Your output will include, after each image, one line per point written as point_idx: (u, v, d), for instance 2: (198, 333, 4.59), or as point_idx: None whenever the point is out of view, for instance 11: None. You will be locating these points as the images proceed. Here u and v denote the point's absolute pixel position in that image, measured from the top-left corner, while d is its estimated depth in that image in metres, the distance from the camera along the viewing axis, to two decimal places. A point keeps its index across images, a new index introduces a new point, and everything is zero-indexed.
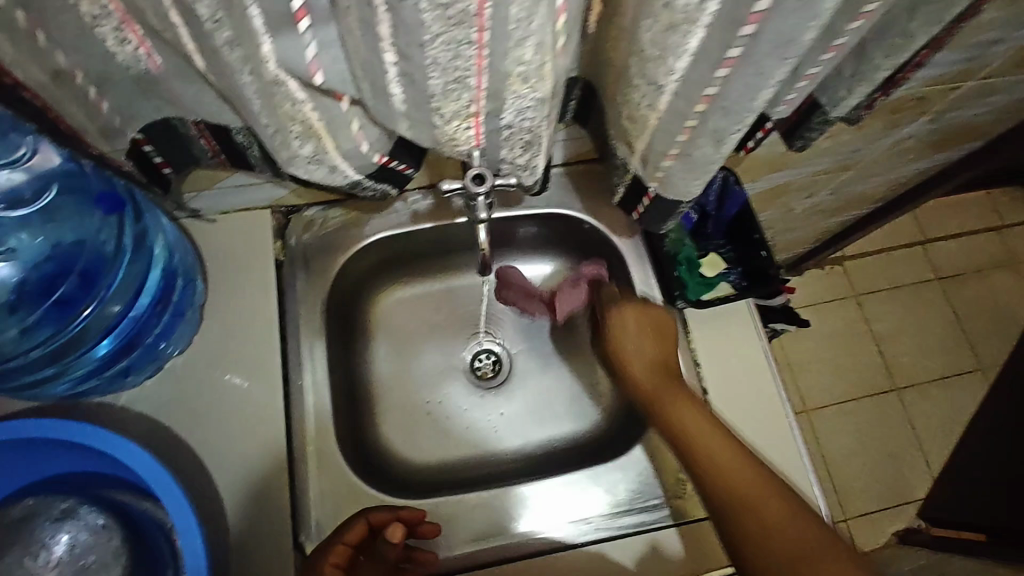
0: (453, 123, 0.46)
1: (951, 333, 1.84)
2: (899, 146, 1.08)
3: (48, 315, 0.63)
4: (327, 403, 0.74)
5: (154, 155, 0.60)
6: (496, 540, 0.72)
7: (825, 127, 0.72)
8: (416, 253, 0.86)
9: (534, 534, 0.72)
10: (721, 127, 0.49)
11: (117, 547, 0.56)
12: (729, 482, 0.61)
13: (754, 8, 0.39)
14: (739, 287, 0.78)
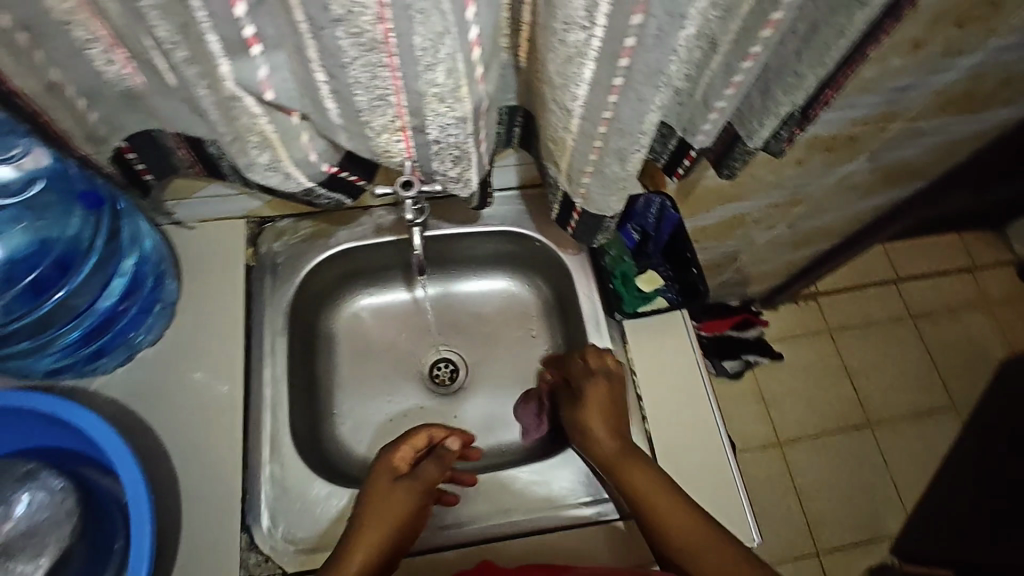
0: (384, 135, 0.53)
1: (924, 370, 1.87)
2: (844, 182, 1.16)
3: (23, 296, 0.69)
4: (284, 395, 0.79)
5: (136, 162, 0.68)
6: (433, 531, 0.75)
7: (749, 158, 0.79)
8: (381, 264, 0.93)
9: (470, 527, 0.76)
10: (623, 147, 0.57)
11: (71, 508, 0.59)
12: (657, 513, 0.68)
13: (625, 44, 0.46)
14: (673, 302, 0.84)
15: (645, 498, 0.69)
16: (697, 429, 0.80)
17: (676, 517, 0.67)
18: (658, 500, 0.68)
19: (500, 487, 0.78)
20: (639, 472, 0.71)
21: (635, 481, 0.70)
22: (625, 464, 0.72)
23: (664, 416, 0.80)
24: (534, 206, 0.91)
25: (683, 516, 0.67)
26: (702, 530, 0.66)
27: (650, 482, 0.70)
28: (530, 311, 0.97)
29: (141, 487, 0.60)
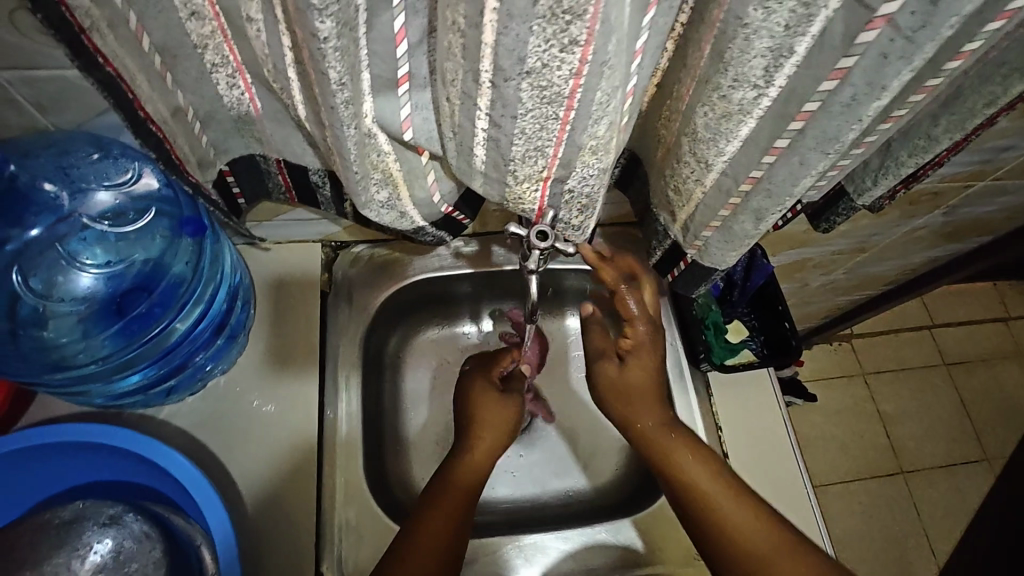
0: (524, 184, 0.50)
1: (958, 420, 1.84)
2: (913, 234, 1.14)
3: (116, 333, 0.65)
4: (357, 433, 0.76)
5: (234, 185, 0.65)
6: None
7: (851, 214, 0.76)
8: (452, 297, 0.89)
9: None
10: (762, 207, 0.54)
11: (160, 558, 0.56)
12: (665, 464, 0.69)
13: (804, 109, 0.44)
14: (760, 355, 0.82)
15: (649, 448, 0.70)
16: (783, 490, 0.77)
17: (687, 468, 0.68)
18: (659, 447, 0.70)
19: (581, 544, 0.75)
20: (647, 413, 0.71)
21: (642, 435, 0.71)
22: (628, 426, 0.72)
23: (749, 476, 0.78)
24: (616, 244, 0.87)
25: (694, 468, 0.68)
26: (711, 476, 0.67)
27: (659, 427, 0.70)
28: None
29: (235, 550, 0.57)
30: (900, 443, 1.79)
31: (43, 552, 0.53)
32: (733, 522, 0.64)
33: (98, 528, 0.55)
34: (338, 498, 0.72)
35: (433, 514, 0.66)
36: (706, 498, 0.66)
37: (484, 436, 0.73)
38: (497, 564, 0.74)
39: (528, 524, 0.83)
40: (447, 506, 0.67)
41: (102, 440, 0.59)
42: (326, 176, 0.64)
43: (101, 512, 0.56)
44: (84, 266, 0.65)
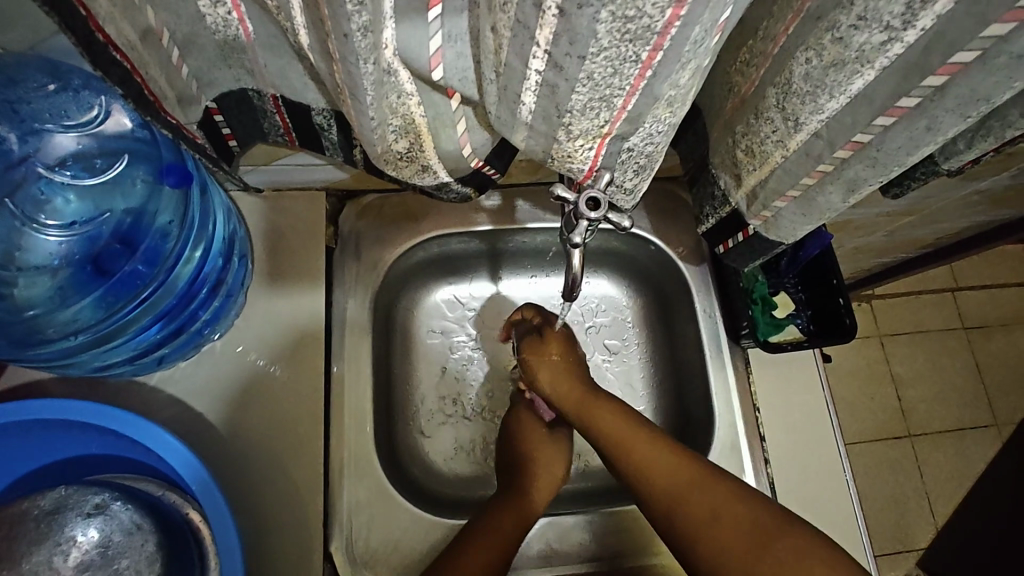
0: (577, 141, 0.41)
1: (971, 385, 1.80)
2: (969, 197, 1.04)
3: (100, 297, 0.58)
4: (367, 404, 0.70)
5: (223, 126, 0.55)
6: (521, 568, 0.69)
7: (930, 179, 0.67)
8: (467, 253, 0.81)
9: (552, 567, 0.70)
10: (861, 177, 0.45)
11: (155, 551, 0.49)
12: (682, 503, 0.60)
13: (952, 59, 0.34)
14: (806, 332, 0.75)
15: (659, 487, 0.62)
16: (821, 476, 0.72)
17: (696, 501, 0.59)
18: (687, 485, 0.61)
19: (594, 529, 0.71)
20: (642, 443, 0.65)
21: (649, 475, 0.63)
22: (632, 454, 0.64)
23: (785, 460, 0.73)
24: (651, 203, 0.79)
25: (693, 481, 0.61)
26: (765, 527, 0.56)
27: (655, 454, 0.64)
28: (627, 318, 0.86)
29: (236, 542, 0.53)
30: (910, 407, 1.76)
31: (22, 549, 0.45)
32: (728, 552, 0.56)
33: (81, 519, 0.47)
34: (346, 473, 0.67)
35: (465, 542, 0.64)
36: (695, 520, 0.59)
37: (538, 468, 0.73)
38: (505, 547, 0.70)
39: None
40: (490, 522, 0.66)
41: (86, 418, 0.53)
42: (332, 118, 0.54)
43: (85, 501, 0.48)
44: (45, 227, 0.58)
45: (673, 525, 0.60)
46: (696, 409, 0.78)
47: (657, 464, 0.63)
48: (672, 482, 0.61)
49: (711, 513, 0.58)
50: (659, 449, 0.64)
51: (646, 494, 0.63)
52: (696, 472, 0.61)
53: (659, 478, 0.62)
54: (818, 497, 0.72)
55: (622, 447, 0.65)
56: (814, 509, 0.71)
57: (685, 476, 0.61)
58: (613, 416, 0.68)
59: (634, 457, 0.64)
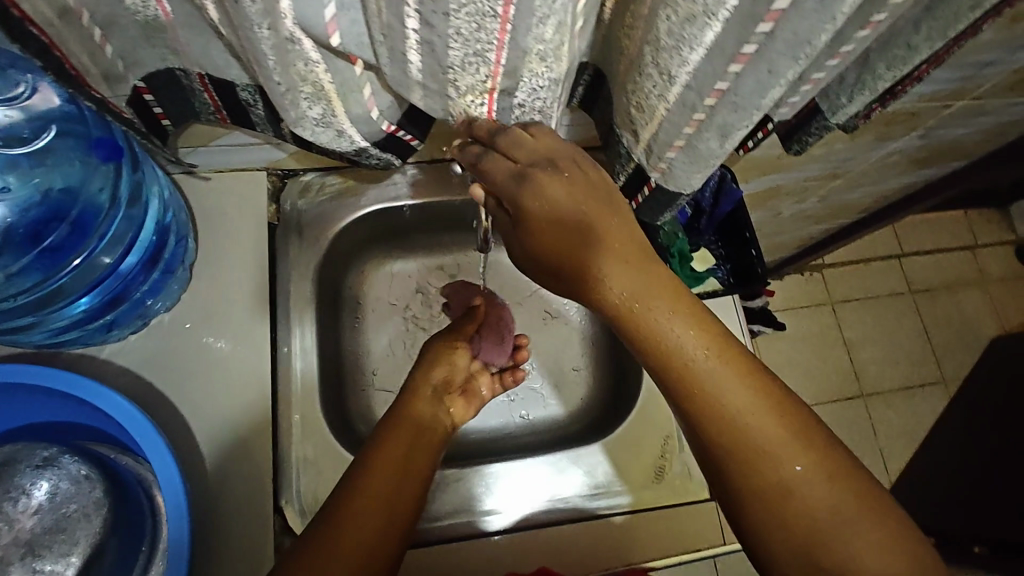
0: (467, 97, 0.46)
1: (919, 344, 1.88)
2: (888, 158, 1.10)
3: (36, 262, 0.62)
4: (314, 370, 0.74)
5: (154, 106, 0.59)
6: (466, 514, 0.74)
7: (824, 134, 0.73)
8: (407, 227, 0.86)
9: (498, 512, 0.74)
10: (728, 121, 0.51)
11: (102, 498, 0.52)
12: (781, 456, 0.49)
13: (774, 7, 0.40)
14: (726, 283, 0.82)
15: (685, 365, 0.49)
16: None
17: (732, 393, 0.49)
18: (773, 426, 0.49)
19: (537, 474, 0.76)
20: (669, 311, 0.49)
21: (722, 398, 0.49)
22: (706, 362, 0.49)
23: None
24: None
25: (725, 363, 0.50)
26: (862, 495, 0.49)
27: (682, 318, 0.50)
28: None
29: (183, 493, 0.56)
30: (862, 369, 1.84)
31: None
32: (760, 449, 0.49)
33: (31, 470, 0.51)
34: (295, 434, 0.71)
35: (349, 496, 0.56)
36: (729, 410, 0.49)
37: (406, 437, 0.63)
38: (463, 497, 0.75)
39: (481, 453, 0.83)
40: (375, 474, 0.58)
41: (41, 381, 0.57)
42: (256, 92, 0.58)
43: (34, 454, 0.52)
44: None
45: (751, 475, 0.49)
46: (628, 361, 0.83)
47: (685, 341, 0.49)
48: (703, 369, 0.49)
49: (748, 404, 0.49)
50: (742, 385, 0.49)
51: (709, 418, 0.50)
52: (790, 415, 0.50)
53: (681, 356, 0.49)
54: None
55: (632, 312, 0.49)
56: None
57: (719, 356, 0.49)
58: (681, 316, 0.49)
59: (650, 326, 0.49)
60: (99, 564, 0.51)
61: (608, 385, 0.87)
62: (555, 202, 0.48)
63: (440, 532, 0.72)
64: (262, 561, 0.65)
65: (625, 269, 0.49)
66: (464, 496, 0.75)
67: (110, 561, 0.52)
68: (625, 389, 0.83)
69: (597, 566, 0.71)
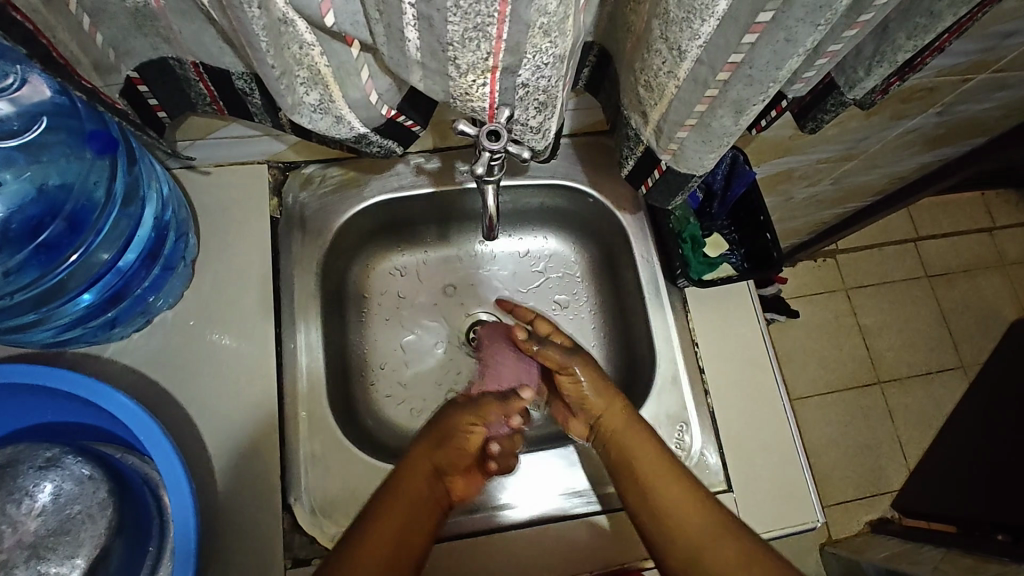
0: (468, 77, 0.44)
1: (936, 330, 1.84)
2: (904, 138, 1.07)
3: (34, 259, 0.60)
4: (321, 365, 0.72)
5: (149, 97, 0.58)
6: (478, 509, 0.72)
7: (840, 111, 0.70)
8: (412, 218, 0.84)
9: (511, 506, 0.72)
10: (743, 97, 0.48)
11: (106, 498, 0.50)
12: (678, 512, 0.64)
13: None
14: (740, 270, 0.77)
15: (623, 443, 0.70)
16: (761, 404, 0.75)
17: (653, 466, 0.67)
18: (725, 552, 0.61)
19: (551, 468, 0.75)
20: (621, 418, 0.71)
21: (637, 465, 0.68)
22: (627, 436, 0.70)
23: (727, 393, 0.75)
24: (586, 157, 0.82)
25: (647, 446, 0.69)
26: (750, 561, 0.60)
27: (631, 430, 0.70)
28: (575, 274, 0.90)
29: (189, 493, 0.54)
30: (878, 355, 1.80)
31: None
32: (664, 510, 0.65)
33: (34, 471, 0.49)
34: (303, 431, 0.70)
35: (384, 513, 0.62)
36: (647, 480, 0.67)
37: (416, 493, 0.65)
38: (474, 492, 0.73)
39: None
40: (397, 507, 0.63)
41: (39, 379, 0.56)
42: (252, 81, 0.56)
43: (36, 455, 0.50)
44: None
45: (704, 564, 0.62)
46: (641, 351, 0.81)
47: (621, 422, 0.71)
48: (629, 440, 0.69)
49: (670, 477, 0.66)
50: (690, 486, 0.66)
51: (625, 478, 0.68)
52: (705, 508, 0.64)
53: (620, 436, 0.70)
54: (757, 422, 0.75)
55: (596, 414, 0.73)
56: (754, 435, 0.74)
57: (649, 446, 0.69)
58: (626, 432, 0.70)
59: (612, 429, 0.71)
60: (106, 563, 0.49)
61: (620, 376, 0.85)
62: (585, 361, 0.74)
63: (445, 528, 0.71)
64: (272, 558, 0.64)
65: (582, 380, 0.74)
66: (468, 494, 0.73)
67: (116, 561, 0.50)
68: (637, 379, 0.81)
69: (612, 560, 0.70)
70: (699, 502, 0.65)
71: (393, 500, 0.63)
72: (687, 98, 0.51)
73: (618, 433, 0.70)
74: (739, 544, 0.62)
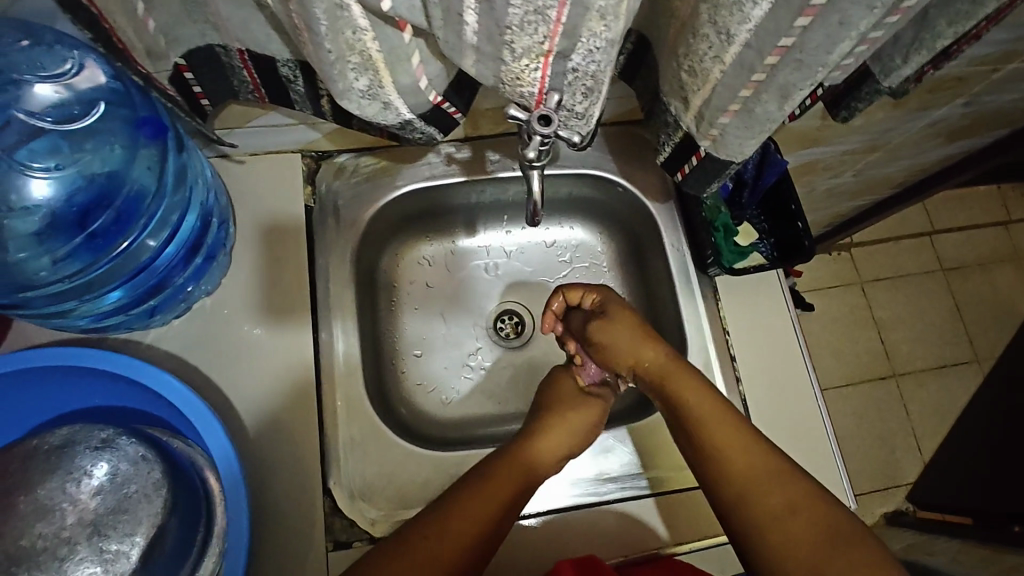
0: (522, 61, 0.44)
1: (951, 323, 1.83)
2: (928, 128, 1.07)
3: (82, 247, 0.60)
4: (356, 352, 0.73)
5: (193, 84, 0.58)
6: None
7: (875, 99, 0.70)
8: (442, 207, 0.85)
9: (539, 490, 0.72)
10: (791, 82, 0.48)
11: (160, 478, 0.51)
12: (758, 489, 0.63)
13: None
14: (770, 258, 0.78)
15: (693, 412, 0.68)
16: (792, 392, 0.76)
17: (730, 440, 0.66)
18: (779, 493, 0.63)
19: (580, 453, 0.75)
20: (688, 386, 0.69)
21: (715, 438, 0.66)
22: (701, 405, 0.68)
23: (757, 380, 0.76)
24: (617, 146, 0.82)
25: (724, 419, 0.67)
26: (835, 536, 0.59)
27: (704, 398, 0.68)
28: (602, 264, 0.90)
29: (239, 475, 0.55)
30: (893, 348, 1.79)
31: (34, 479, 0.47)
32: (745, 485, 0.64)
33: (90, 451, 0.50)
34: (340, 417, 0.70)
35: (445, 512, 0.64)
36: (722, 453, 0.65)
37: (495, 488, 0.66)
38: None
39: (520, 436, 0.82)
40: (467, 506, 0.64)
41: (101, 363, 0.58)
42: (297, 68, 0.57)
43: (91, 436, 0.51)
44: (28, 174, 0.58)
45: (754, 504, 0.63)
46: (670, 339, 0.82)
47: (694, 396, 0.68)
48: (704, 413, 0.67)
49: (745, 451, 0.65)
50: (746, 433, 0.67)
51: (700, 449, 0.67)
52: (789, 479, 0.63)
53: (690, 407, 0.68)
54: (788, 409, 0.75)
55: (661, 382, 0.70)
56: (785, 422, 0.75)
57: (724, 418, 0.67)
58: (701, 401, 0.68)
59: (678, 397, 0.69)
60: (161, 543, 0.50)
61: None
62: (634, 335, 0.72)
63: None
64: (312, 541, 0.65)
65: (648, 356, 0.71)
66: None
67: (172, 540, 0.51)
68: None
69: (646, 545, 0.70)
70: (789, 473, 0.64)
71: (471, 496, 0.65)
72: (731, 85, 0.51)
73: (672, 385, 0.69)
74: (831, 514, 0.61)
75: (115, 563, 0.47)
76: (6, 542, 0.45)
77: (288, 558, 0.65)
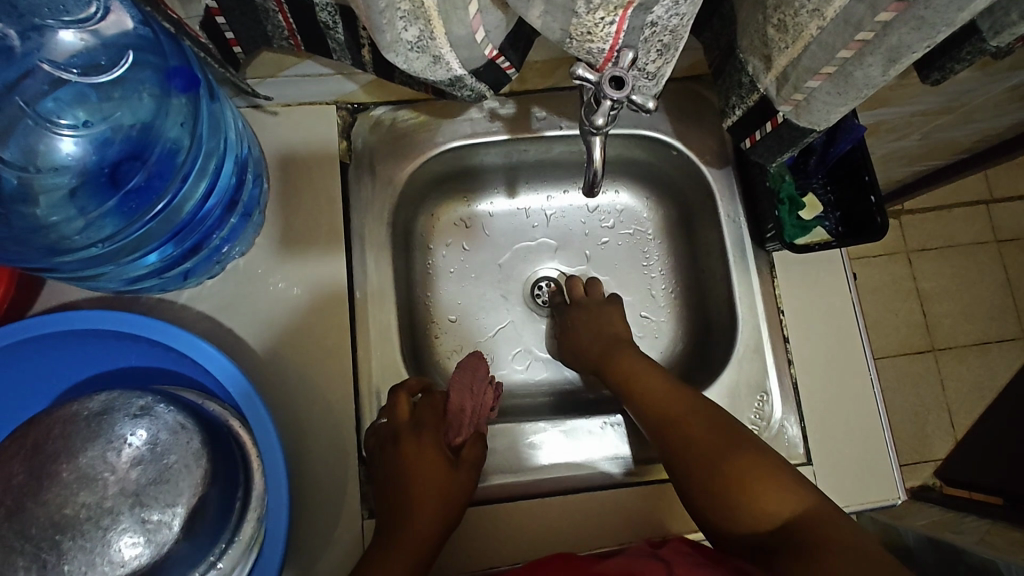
0: (597, 13, 0.39)
1: (1001, 296, 1.67)
2: (1013, 90, 0.96)
3: (115, 207, 0.58)
4: (392, 319, 0.71)
5: (225, 29, 0.57)
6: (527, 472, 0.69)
7: (975, 61, 0.61)
8: (481, 166, 0.80)
9: (552, 470, 0.70)
10: (904, 43, 0.42)
11: (199, 449, 0.50)
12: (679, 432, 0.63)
13: None
14: (834, 234, 0.72)
15: (629, 373, 0.70)
16: (847, 377, 0.72)
17: (656, 392, 0.66)
18: (696, 427, 0.62)
19: (598, 435, 0.71)
20: (627, 355, 0.72)
21: (644, 388, 0.68)
22: (640, 364, 0.70)
23: (812, 364, 0.72)
24: (674, 104, 0.76)
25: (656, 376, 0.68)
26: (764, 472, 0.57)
27: (641, 365, 0.70)
28: (647, 231, 0.85)
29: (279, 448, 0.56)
30: (936, 321, 1.66)
31: (75, 446, 0.46)
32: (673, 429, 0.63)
33: (129, 419, 0.49)
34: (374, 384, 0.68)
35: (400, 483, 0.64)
36: (651, 404, 0.66)
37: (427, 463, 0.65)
38: (522, 456, 0.70)
39: (553, 407, 0.80)
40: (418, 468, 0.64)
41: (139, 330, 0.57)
42: (336, 14, 0.52)
43: (130, 403, 0.49)
44: (61, 128, 0.59)
45: (667, 431, 0.63)
46: (719, 315, 0.78)
47: (636, 361, 0.71)
48: (641, 373, 0.69)
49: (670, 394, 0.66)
50: (655, 373, 0.68)
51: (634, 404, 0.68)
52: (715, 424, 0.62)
53: (628, 370, 0.70)
54: (842, 394, 0.71)
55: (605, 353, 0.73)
56: (837, 408, 0.71)
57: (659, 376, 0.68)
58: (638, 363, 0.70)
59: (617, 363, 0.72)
60: (202, 514, 0.49)
61: (691, 339, 0.82)
62: (603, 317, 0.76)
63: (503, 489, 0.69)
64: (346, 507, 0.65)
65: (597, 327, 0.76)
66: (519, 460, 0.70)
67: (213, 511, 0.51)
68: (712, 344, 0.78)
69: (685, 527, 0.67)
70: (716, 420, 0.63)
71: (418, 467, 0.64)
72: (825, 46, 0.45)
73: (613, 357, 0.72)
74: (756, 456, 0.59)
75: (158, 534, 0.46)
76: (50, 510, 0.44)
77: (323, 523, 0.65)
